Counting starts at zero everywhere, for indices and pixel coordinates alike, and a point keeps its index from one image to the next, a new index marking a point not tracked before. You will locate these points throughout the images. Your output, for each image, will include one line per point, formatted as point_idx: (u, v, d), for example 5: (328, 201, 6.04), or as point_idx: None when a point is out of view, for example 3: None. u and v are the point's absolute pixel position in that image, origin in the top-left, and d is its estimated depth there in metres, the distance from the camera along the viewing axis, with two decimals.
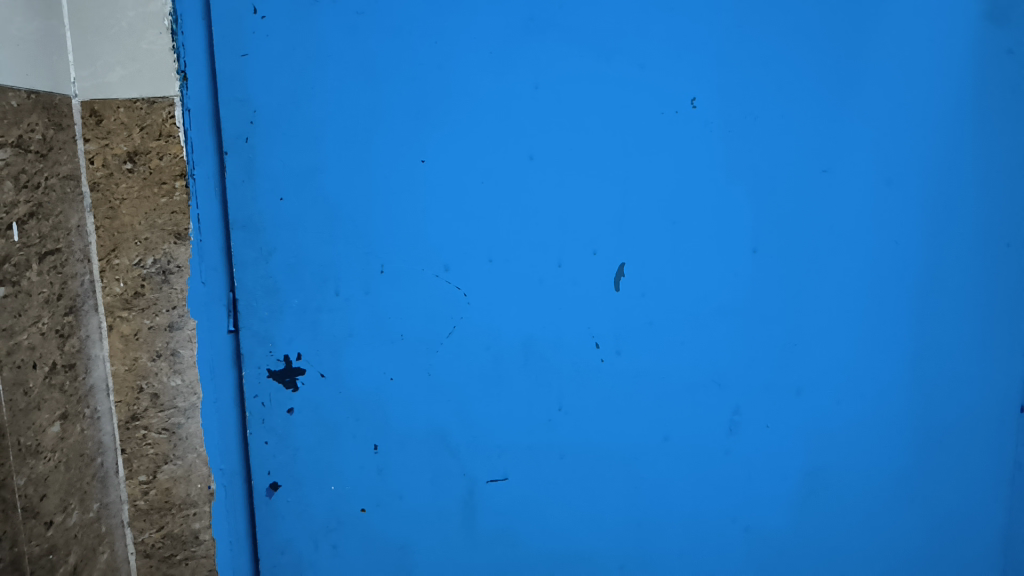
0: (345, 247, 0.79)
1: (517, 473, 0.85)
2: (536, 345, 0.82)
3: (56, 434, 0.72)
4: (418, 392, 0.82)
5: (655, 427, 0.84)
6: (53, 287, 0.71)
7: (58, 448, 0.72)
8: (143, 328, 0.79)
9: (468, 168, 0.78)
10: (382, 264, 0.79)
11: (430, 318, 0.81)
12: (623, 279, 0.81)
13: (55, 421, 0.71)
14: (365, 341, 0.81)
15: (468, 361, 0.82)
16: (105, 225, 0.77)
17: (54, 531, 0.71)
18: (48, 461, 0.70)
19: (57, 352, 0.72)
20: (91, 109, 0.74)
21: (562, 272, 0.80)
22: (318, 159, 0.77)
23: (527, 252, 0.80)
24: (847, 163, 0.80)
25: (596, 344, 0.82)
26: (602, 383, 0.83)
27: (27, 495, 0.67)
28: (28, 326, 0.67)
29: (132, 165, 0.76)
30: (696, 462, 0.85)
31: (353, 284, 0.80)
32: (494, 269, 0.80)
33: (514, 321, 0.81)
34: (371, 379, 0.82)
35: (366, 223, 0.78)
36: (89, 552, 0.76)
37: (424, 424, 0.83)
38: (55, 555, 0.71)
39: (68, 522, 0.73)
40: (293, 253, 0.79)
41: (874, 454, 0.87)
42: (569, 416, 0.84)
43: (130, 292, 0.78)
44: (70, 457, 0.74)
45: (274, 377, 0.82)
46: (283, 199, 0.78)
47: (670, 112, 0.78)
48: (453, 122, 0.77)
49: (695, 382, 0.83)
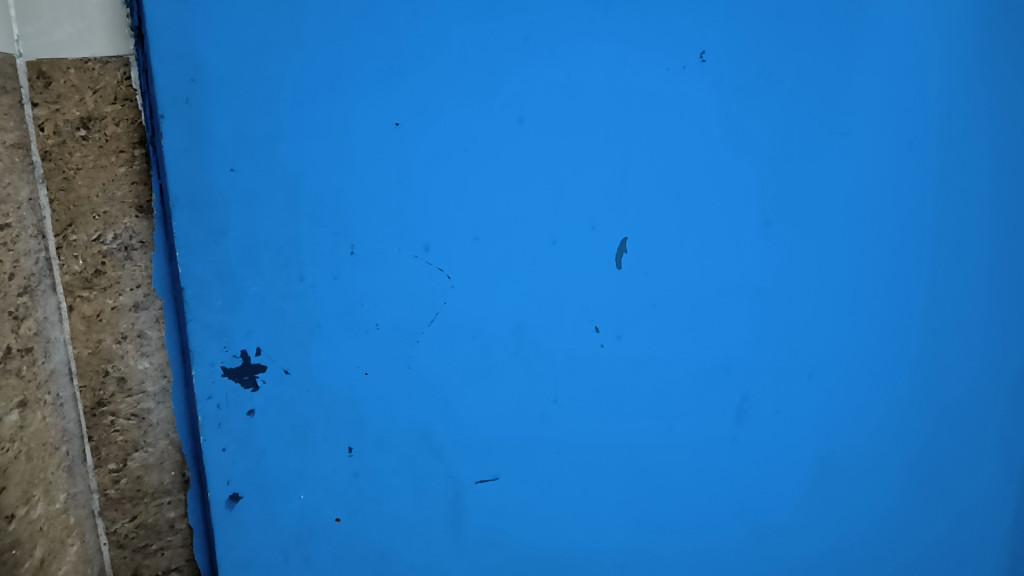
0: (313, 227, 0.70)
1: (509, 463, 0.80)
2: (527, 332, 0.76)
3: (15, 422, 0.67)
4: (396, 388, 0.76)
5: (653, 412, 0.80)
6: (4, 266, 0.66)
7: (18, 437, 0.67)
8: (106, 309, 0.74)
9: (453, 137, 0.70)
10: (353, 245, 0.71)
11: (408, 307, 0.74)
12: (624, 255, 0.75)
13: (13, 409, 0.66)
14: (336, 331, 0.73)
15: (454, 350, 0.76)
16: (60, 197, 0.71)
17: (16, 525, 0.66)
18: (7, 451, 0.66)
19: (11, 336, 0.67)
20: (39, 70, 0.68)
21: (556, 250, 0.74)
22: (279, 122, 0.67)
23: (517, 230, 0.73)
24: (862, 128, 0.74)
25: (596, 328, 0.77)
26: (601, 369, 0.78)
27: None
28: None
29: (86, 132, 0.70)
30: (698, 447, 0.82)
31: (319, 270, 0.71)
32: (482, 248, 0.73)
33: (504, 306, 0.75)
34: (343, 375, 0.75)
35: (333, 200, 0.70)
36: (58, 545, 0.72)
37: (404, 424, 0.77)
38: (18, 549, 0.67)
39: (32, 515, 0.68)
40: (249, 233, 0.69)
41: (875, 437, 0.85)
42: (565, 407, 0.79)
43: (90, 270, 0.73)
44: (31, 446, 0.69)
45: (230, 375, 0.72)
46: (234, 169, 0.67)
47: (678, 68, 0.71)
48: (436, 83, 0.68)
49: (704, 367, 0.79)
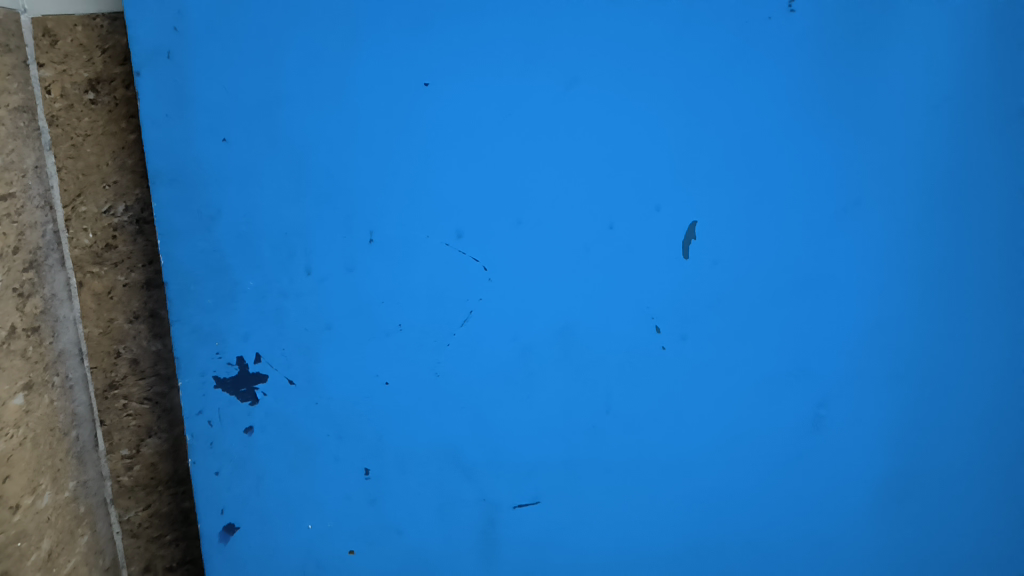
0: (320, 209, 0.63)
1: (553, 481, 0.70)
2: (575, 332, 0.66)
3: (20, 407, 0.62)
4: (424, 402, 0.68)
5: (724, 430, 0.68)
6: (8, 240, 0.61)
7: (23, 423, 0.63)
8: (117, 286, 0.69)
9: (484, 103, 0.61)
10: (371, 232, 0.64)
11: (434, 307, 0.66)
12: (693, 242, 0.64)
13: (17, 393, 0.62)
14: (345, 336, 0.66)
15: (490, 351, 0.67)
16: (68, 165, 0.66)
17: (22, 516, 0.62)
18: (11, 438, 0.61)
19: (16, 314, 0.62)
20: (45, 28, 0.63)
21: (614, 235, 0.64)
22: (285, 89, 0.61)
23: (567, 215, 0.64)
24: (985, 96, 0.61)
25: (656, 328, 0.66)
26: (662, 375, 0.67)
27: None
28: None
29: (95, 96, 0.65)
30: (769, 467, 0.69)
31: (330, 264, 0.65)
32: (523, 233, 0.64)
33: (550, 303, 0.66)
34: (363, 385, 0.68)
35: (343, 177, 0.63)
36: (67, 536, 0.68)
37: (430, 444, 0.69)
38: (24, 542, 0.63)
39: (39, 505, 0.64)
40: (244, 218, 0.63)
41: (1009, 489, 0.68)
42: (617, 419, 0.68)
43: (100, 245, 0.68)
44: (38, 432, 0.65)
45: (225, 387, 0.67)
46: (227, 139, 0.62)
47: (763, 20, 0.59)
48: (465, 40, 0.60)
49: (777, 371, 0.67)
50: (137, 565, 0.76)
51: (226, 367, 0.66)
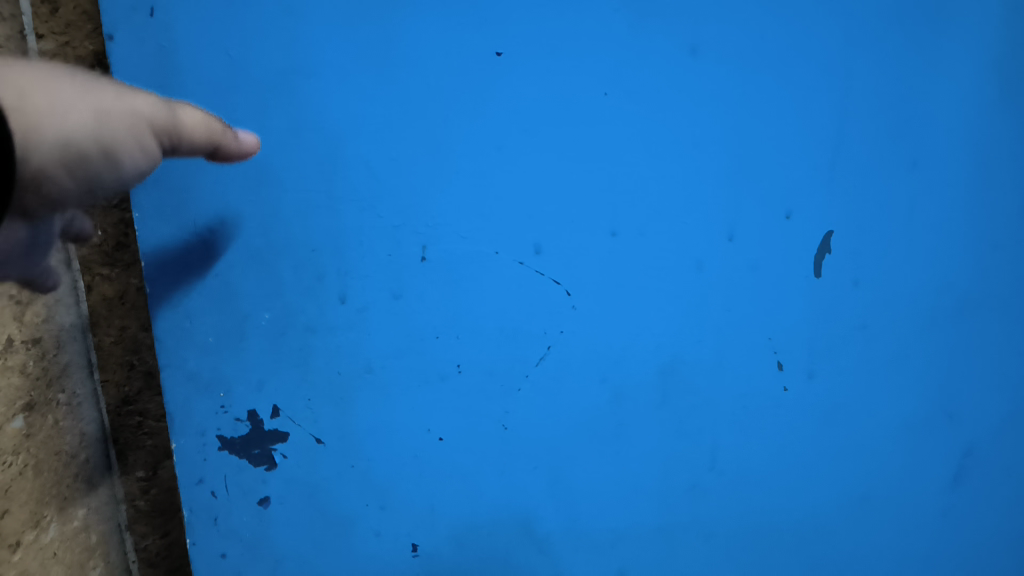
0: (356, 217, 0.53)
1: (638, 529, 0.64)
2: (677, 369, 0.60)
3: (20, 431, 0.55)
4: (491, 457, 0.60)
5: (856, 491, 0.66)
6: None
7: (24, 448, 0.55)
8: (131, 292, 0.62)
9: (561, 95, 0.52)
10: (424, 249, 0.54)
11: (502, 347, 0.57)
12: (826, 259, 0.58)
13: (17, 415, 0.55)
14: (389, 379, 0.57)
15: (575, 390, 0.59)
16: None
17: (23, 554, 0.55)
18: (11, 467, 0.54)
19: (15, 326, 0.54)
20: None
21: (733, 249, 0.57)
22: (322, 72, 0.50)
23: (678, 226, 0.56)
24: None
25: (779, 365, 0.61)
26: (781, 421, 0.63)
27: None
28: None
29: None
30: (901, 523, 0.67)
31: (374, 290, 0.55)
32: (619, 247, 0.56)
33: (656, 332, 0.59)
34: (411, 437, 0.59)
35: (391, 181, 0.53)
36: (77, 570, 0.62)
37: (498, 514, 0.62)
38: None
39: (43, 540, 0.57)
40: (258, 235, 0.53)
41: None
42: (723, 477, 0.63)
43: (111, 246, 0.61)
44: (41, 457, 0.57)
45: (233, 450, 0.57)
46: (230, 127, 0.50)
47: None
48: (543, 19, 0.51)
49: (925, 417, 0.64)
50: None
51: (234, 425, 0.57)
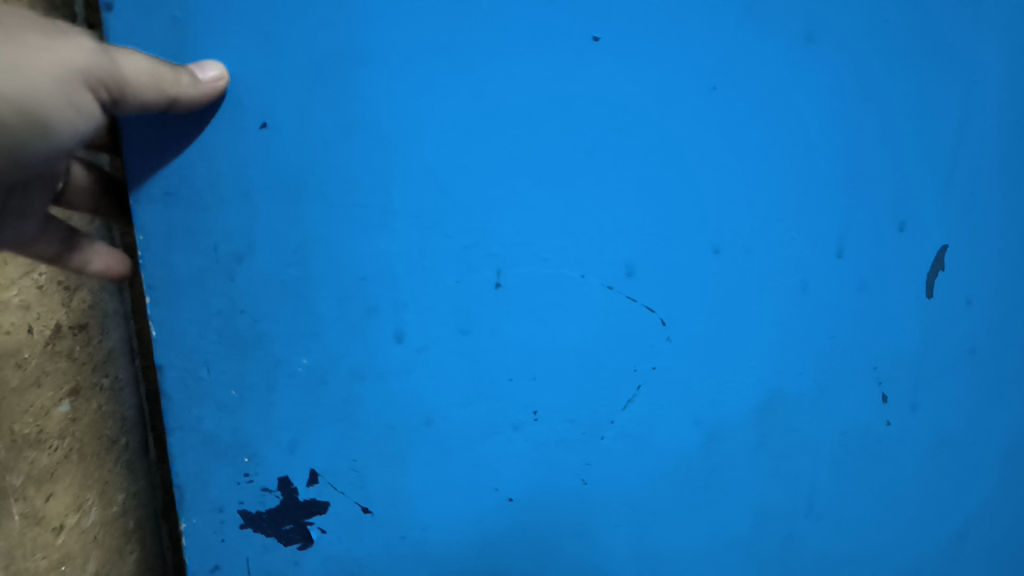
0: (421, 234, 0.54)
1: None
2: (778, 400, 0.64)
3: (65, 415, 0.56)
4: (573, 502, 0.64)
5: (945, 529, 0.73)
6: None
7: (69, 432, 0.56)
8: None
9: (630, 115, 0.53)
10: (499, 276, 0.56)
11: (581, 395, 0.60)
12: (937, 282, 0.63)
13: (62, 400, 0.56)
14: (447, 417, 0.59)
15: (669, 435, 0.63)
16: None
17: (65, 537, 0.56)
18: (55, 450, 0.55)
19: (61, 311, 0.55)
20: None
21: (806, 296, 0.61)
22: (394, 82, 0.50)
23: (790, 248, 0.59)
24: None
25: (884, 397, 0.66)
26: (885, 453, 0.68)
27: (26, 497, 0.53)
28: (17, 278, 0.51)
29: None
30: (990, 554, 0.76)
31: (441, 325, 0.56)
32: (721, 265, 0.58)
33: (762, 363, 0.63)
34: (478, 484, 0.62)
35: (474, 207, 0.54)
36: (115, 556, 0.62)
37: (626, 555, 0.67)
38: (68, 565, 0.57)
39: (85, 524, 0.58)
40: (319, 270, 0.54)
41: None
42: (815, 518, 0.69)
43: None
44: (85, 442, 0.58)
45: (257, 523, 0.60)
46: (266, 124, 0.50)
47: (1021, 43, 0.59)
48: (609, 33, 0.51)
49: (1014, 451, 0.72)
50: None
51: (261, 497, 0.59)
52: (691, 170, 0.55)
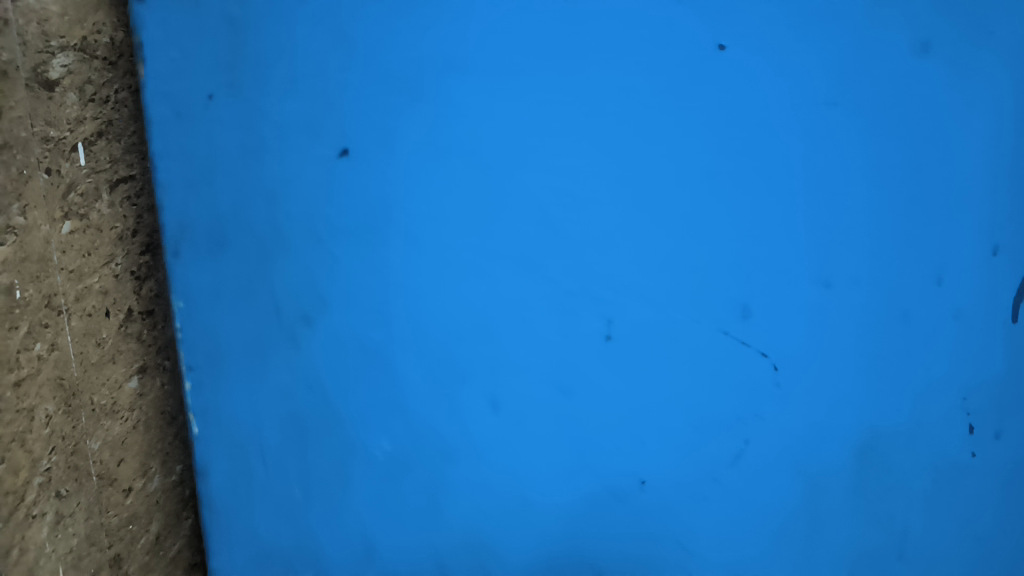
0: (524, 282, 0.62)
1: None
2: (874, 452, 0.63)
3: (135, 390, 0.64)
4: (709, 544, 0.66)
5: None
6: (128, 222, 0.62)
7: (138, 406, 0.64)
8: None
9: (695, 169, 0.58)
10: (607, 331, 0.62)
11: (676, 450, 0.64)
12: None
13: (132, 376, 0.63)
14: (541, 458, 0.65)
15: (767, 489, 0.64)
16: None
17: (133, 499, 0.64)
18: (126, 421, 0.63)
19: (133, 298, 0.63)
20: None
21: (940, 296, 0.60)
22: (474, 132, 0.59)
23: (897, 285, 0.60)
24: None
25: (969, 433, 0.63)
26: (980, 487, 0.64)
27: (102, 460, 0.60)
28: (99, 267, 0.59)
29: None
30: None
31: (544, 381, 0.64)
32: (831, 299, 0.60)
33: (877, 406, 0.62)
34: (580, 510, 0.66)
35: (593, 270, 0.61)
36: (174, 521, 0.69)
37: None
38: (135, 525, 0.64)
39: (149, 488, 0.66)
40: (425, 324, 0.64)
41: None
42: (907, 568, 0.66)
43: None
44: (150, 415, 0.66)
45: None
46: (345, 151, 0.61)
47: None
48: (672, 84, 0.57)
49: None
50: None
51: None
52: (774, 216, 0.59)
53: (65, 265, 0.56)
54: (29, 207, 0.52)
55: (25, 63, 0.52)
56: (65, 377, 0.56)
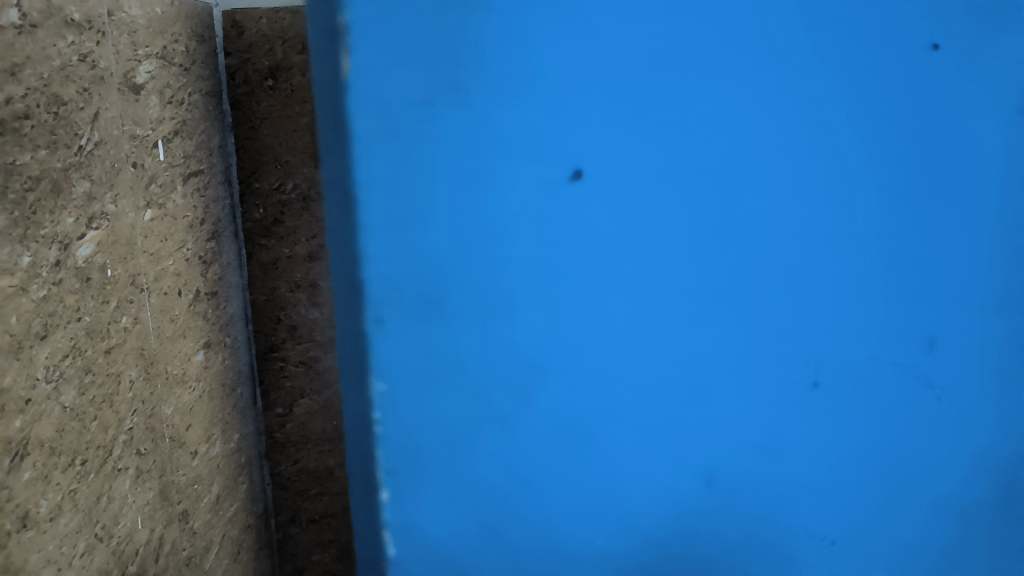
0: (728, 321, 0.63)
1: None
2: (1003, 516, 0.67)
3: (200, 362, 0.71)
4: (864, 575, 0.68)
5: None
6: (197, 212, 0.69)
7: (202, 377, 0.71)
8: (282, 258, 0.76)
9: (869, 206, 0.60)
10: (815, 378, 0.64)
11: (824, 460, 0.66)
12: None
13: (199, 350, 0.70)
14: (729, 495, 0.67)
15: (923, 525, 0.67)
16: (246, 145, 0.74)
17: (198, 461, 0.71)
18: (193, 390, 0.70)
19: (200, 280, 0.70)
20: (233, 20, 0.70)
21: None
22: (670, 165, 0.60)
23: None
24: None
25: None
26: None
27: (174, 424, 0.67)
28: (173, 251, 0.66)
29: (274, 82, 0.72)
30: None
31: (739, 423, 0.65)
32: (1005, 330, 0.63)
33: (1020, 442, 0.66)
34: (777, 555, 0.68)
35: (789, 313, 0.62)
36: (231, 484, 0.76)
37: None
38: (199, 485, 0.71)
39: (211, 453, 0.73)
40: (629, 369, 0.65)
41: None
42: None
43: (269, 219, 0.75)
44: (213, 386, 0.73)
45: None
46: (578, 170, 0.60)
47: None
48: (843, 111, 0.58)
49: None
50: (285, 515, 0.84)
51: None
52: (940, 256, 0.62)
53: (147, 248, 0.63)
54: (119, 196, 0.60)
55: (117, 69, 0.59)
56: (145, 348, 0.63)
